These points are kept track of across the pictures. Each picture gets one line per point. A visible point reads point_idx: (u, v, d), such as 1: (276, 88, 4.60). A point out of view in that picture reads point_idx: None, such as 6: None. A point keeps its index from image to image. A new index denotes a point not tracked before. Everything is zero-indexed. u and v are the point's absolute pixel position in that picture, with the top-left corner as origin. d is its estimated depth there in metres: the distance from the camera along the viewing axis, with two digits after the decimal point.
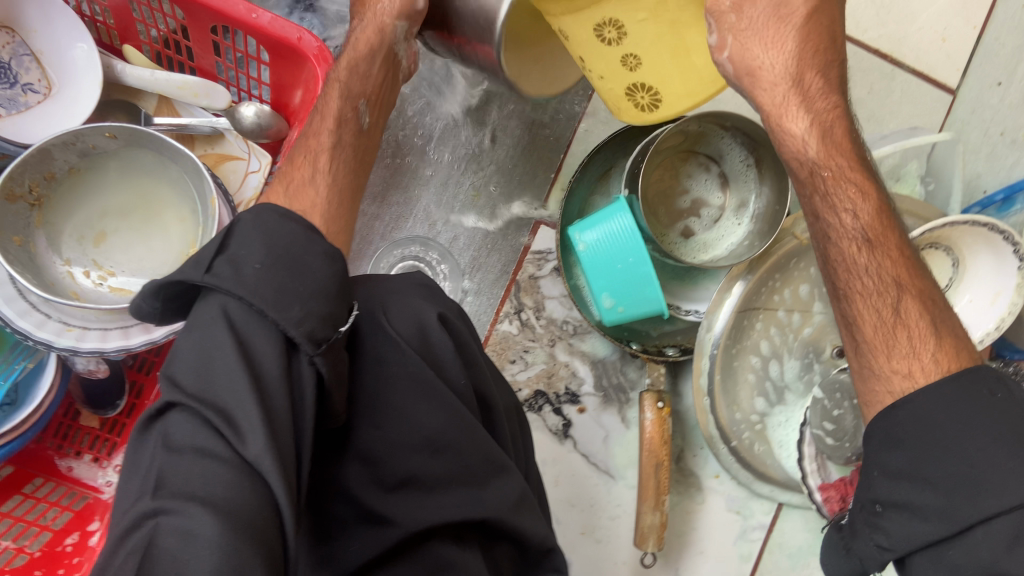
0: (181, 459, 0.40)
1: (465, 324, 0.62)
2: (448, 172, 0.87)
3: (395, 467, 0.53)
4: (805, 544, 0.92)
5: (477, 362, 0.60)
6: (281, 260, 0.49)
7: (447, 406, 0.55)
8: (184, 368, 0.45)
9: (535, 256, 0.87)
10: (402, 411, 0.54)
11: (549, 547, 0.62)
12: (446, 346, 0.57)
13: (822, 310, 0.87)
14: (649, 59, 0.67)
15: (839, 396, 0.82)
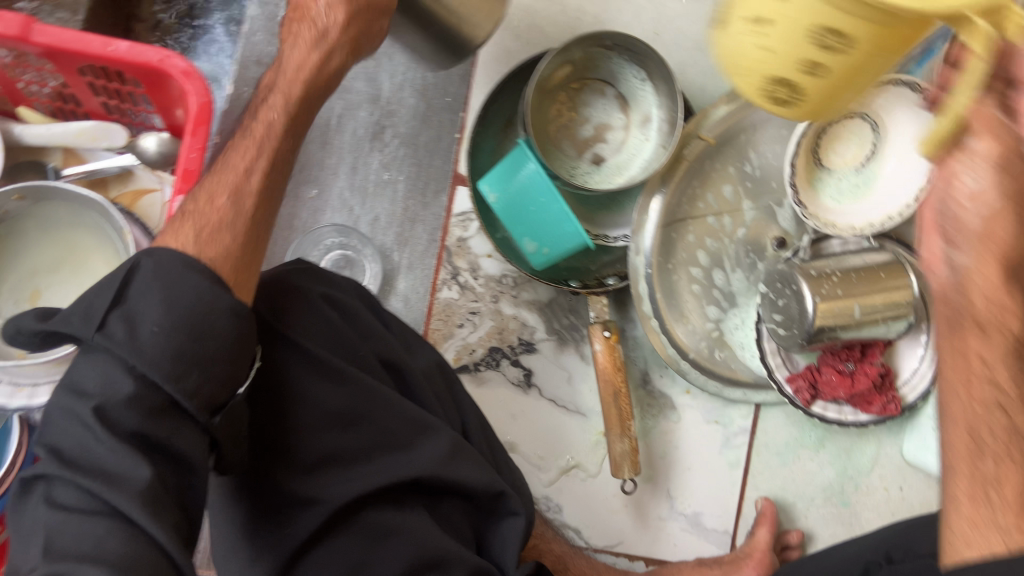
0: (64, 525, 0.43)
1: (359, 296, 0.64)
2: (354, 156, 0.88)
3: (311, 450, 0.55)
4: (791, 439, 0.92)
5: (376, 330, 0.62)
6: (179, 319, 0.49)
7: (350, 379, 0.57)
8: (68, 439, 0.46)
9: (459, 218, 0.88)
10: (306, 396, 0.56)
11: (496, 490, 0.65)
12: (336, 322, 0.59)
13: (752, 206, 0.86)
14: (837, 65, 0.41)
15: (780, 285, 0.81)
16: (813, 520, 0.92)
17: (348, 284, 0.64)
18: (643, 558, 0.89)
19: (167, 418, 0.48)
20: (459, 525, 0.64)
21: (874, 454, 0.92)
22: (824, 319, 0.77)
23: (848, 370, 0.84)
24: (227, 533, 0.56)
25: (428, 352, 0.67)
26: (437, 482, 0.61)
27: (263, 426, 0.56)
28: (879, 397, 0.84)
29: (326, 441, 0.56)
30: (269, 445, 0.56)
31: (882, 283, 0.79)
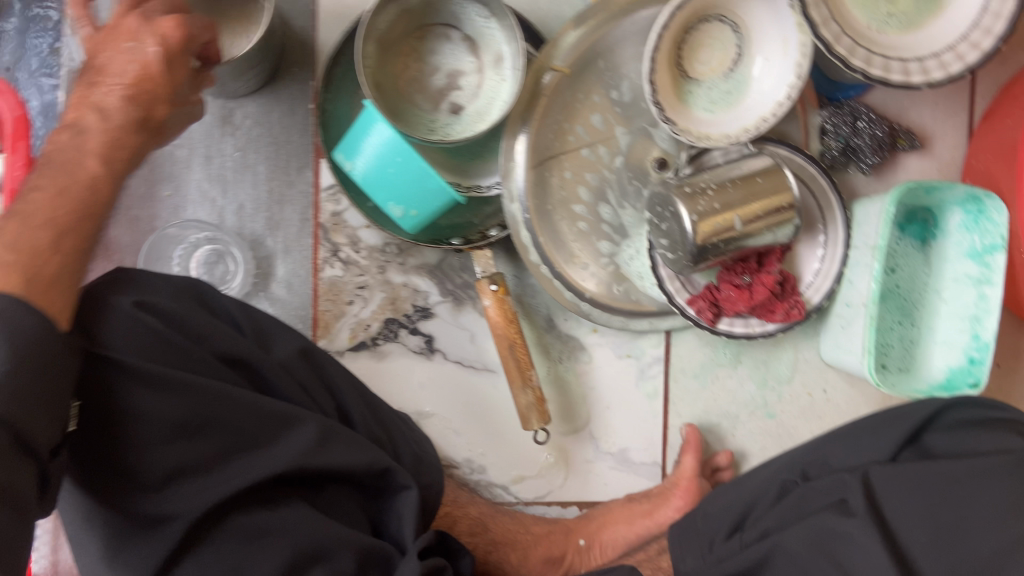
0: None
1: (192, 298, 0.61)
2: (206, 145, 0.83)
3: (156, 465, 0.53)
4: (707, 360, 0.90)
5: (212, 330, 0.60)
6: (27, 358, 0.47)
7: (183, 386, 0.55)
8: None
9: (328, 192, 0.84)
10: (139, 411, 0.53)
11: (380, 467, 0.63)
12: (160, 329, 0.57)
13: (625, 131, 0.82)
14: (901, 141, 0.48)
15: (661, 208, 0.78)
16: (741, 437, 0.91)
17: (179, 287, 0.62)
18: (575, 502, 0.89)
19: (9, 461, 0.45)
20: (349, 510, 0.63)
21: (792, 362, 0.90)
22: (705, 236, 0.74)
23: (745, 282, 0.81)
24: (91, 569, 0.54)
25: (282, 342, 0.65)
26: (311, 473, 0.59)
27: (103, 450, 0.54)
28: (782, 305, 0.82)
29: (169, 454, 0.54)
30: (112, 471, 0.53)
31: (763, 188, 0.76)
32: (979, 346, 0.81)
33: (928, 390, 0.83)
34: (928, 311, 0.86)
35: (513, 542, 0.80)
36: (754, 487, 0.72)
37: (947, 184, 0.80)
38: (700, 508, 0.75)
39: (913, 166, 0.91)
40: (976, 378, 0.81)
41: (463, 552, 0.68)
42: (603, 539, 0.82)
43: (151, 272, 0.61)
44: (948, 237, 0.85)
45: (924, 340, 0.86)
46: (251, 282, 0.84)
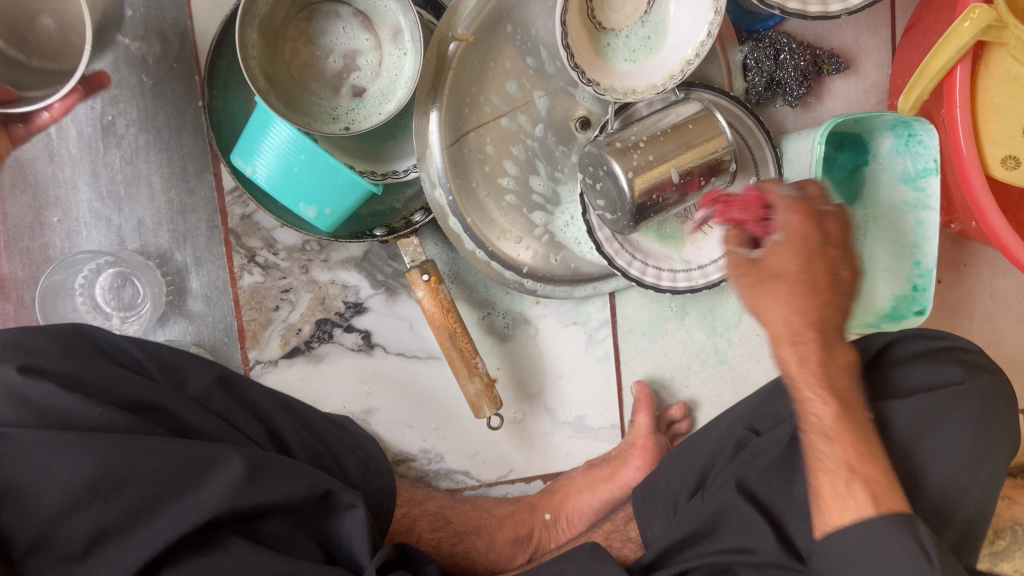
0: None
1: (83, 351, 0.58)
2: (90, 161, 0.76)
3: (70, 535, 0.50)
4: (654, 316, 0.88)
5: (111, 381, 0.56)
6: None
7: (85, 445, 0.51)
8: None
9: (234, 195, 0.78)
10: (42, 480, 0.50)
11: (321, 491, 0.60)
12: (53, 392, 0.53)
13: (543, 94, 0.78)
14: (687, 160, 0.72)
15: (594, 167, 0.74)
16: (696, 387, 0.90)
17: (70, 338, 0.59)
18: (539, 476, 0.87)
19: None
20: (298, 540, 0.59)
21: (738, 306, 0.89)
22: (643, 191, 0.71)
23: None
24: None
25: (195, 377, 0.62)
26: (247, 511, 0.56)
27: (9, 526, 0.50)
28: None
29: (85, 519, 0.50)
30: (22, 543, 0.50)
31: (696, 138, 0.72)
32: (921, 273, 0.81)
33: (873, 322, 0.84)
34: (864, 239, 0.84)
35: (479, 530, 0.78)
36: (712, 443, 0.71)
37: (876, 112, 0.77)
38: (661, 470, 0.74)
39: (841, 90, 0.88)
40: (921, 306, 0.81)
41: (429, 560, 0.67)
42: (568, 511, 0.82)
43: (38, 327, 0.58)
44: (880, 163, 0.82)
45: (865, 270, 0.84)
46: (166, 301, 0.78)
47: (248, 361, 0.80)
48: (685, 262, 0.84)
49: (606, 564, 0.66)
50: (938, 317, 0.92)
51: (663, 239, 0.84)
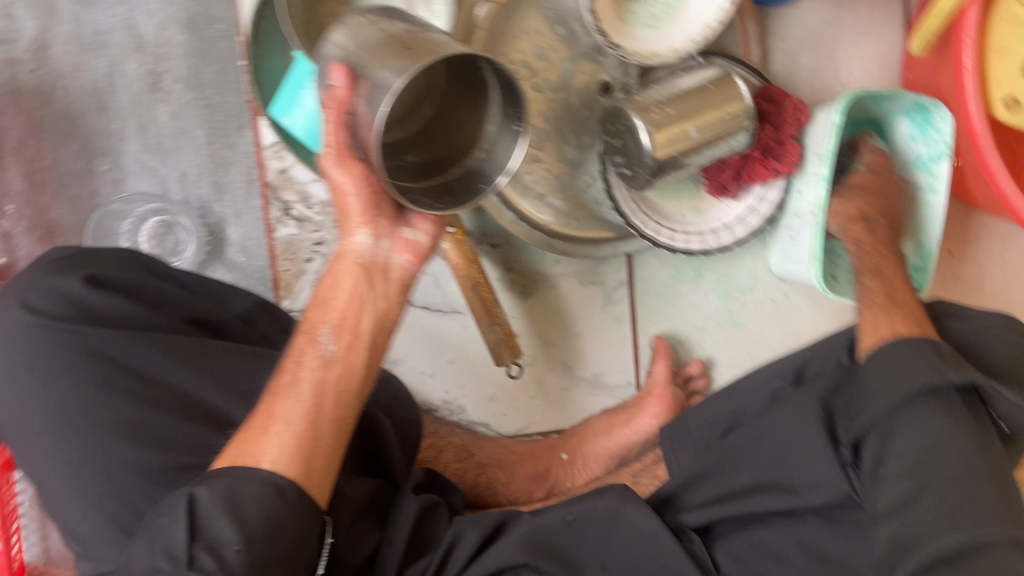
0: (246, 543, 0.49)
1: (132, 266, 0.62)
2: (139, 113, 0.80)
3: (174, 432, 0.56)
4: (670, 279, 0.91)
5: (164, 297, 0.62)
6: (314, 397, 0.54)
7: (167, 342, 0.58)
8: (236, 532, 0.49)
9: (273, 150, 0.82)
10: (141, 371, 0.57)
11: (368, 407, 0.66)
12: (114, 304, 0.59)
13: (569, 55, 0.82)
14: (718, 108, 0.76)
15: (613, 125, 0.78)
16: (710, 348, 0.93)
17: (132, 259, 0.63)
18: (555, 430, 0.90)
19: (259, 488, 0.50)
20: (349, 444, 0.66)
21: (752, 271, 0.92)
22: (664, 147, 0.75)
23: (738, 182, 0.84)
24: (102, 539, 0.54)
25: (244, 295, 0.67)
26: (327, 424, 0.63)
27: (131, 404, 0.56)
28: (769, 172, 0.83)
29: (191, 405, 0.57)
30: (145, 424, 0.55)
31: (715, 98, 0.76)
32: (924, 253, 0.85)
33: None
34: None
35: (500, 463, 0.82)
36: (748, 391, 0.73)
37: (895, 93, 0.80)
38: (691, 414, 0.75)
39: (856, 60, 0.90)
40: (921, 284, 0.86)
41: (452, 488, 0.71)
42: (584, 453, 0.84)
43: (90, 247, 0.63)
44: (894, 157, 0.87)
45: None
46: (206, 250, 0.83)
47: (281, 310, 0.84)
48: (697, 212, 0.88)
49: (632, 504, 0.67)
50: (945, 287, 0.95)
51: (676, 198, 0.88)
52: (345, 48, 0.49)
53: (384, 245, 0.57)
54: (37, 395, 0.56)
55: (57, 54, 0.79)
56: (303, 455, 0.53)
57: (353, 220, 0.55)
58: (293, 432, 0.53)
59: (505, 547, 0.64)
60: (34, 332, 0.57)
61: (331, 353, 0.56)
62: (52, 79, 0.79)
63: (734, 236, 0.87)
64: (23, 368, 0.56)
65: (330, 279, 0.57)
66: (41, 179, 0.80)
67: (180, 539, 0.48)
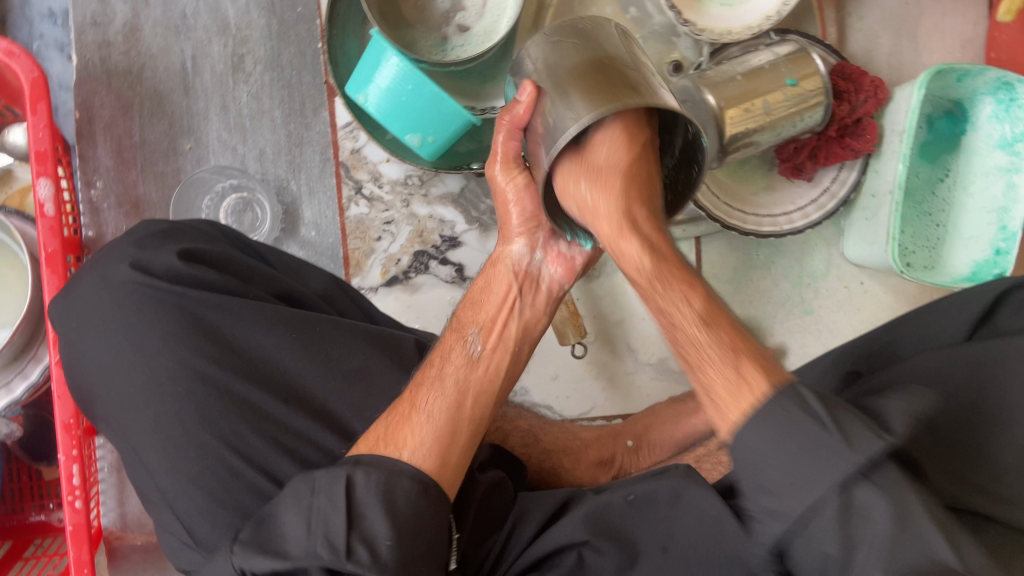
0: (406, 532, 0.44)
1: (217, 242, 0.62)
2: (221, 94, 0.84)
3: (266, 401, 0.54)
4: (741, 264, 0.90)
5: (252, 268, 0.61)
6: (458, 395, 0.53)
7: (261, 306, 0.57)
8: (383, 534, 0.43)
9: (346, 130, 0.85)
10: (244, 338, 0.55)
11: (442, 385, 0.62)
12: (207, 273, 0.57)
13: (639, 37, 0.83)
14: (800, 86, 0.75)
15: (685, 103, 0.78)
16: (782, 335, 0.90)
17: (213, 234, 0.63)
18: (620, 415, 0.89)
19: (400, 481, 0.46)
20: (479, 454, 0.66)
21: (826, 257, 0.90)
22: (737, 123, 0.74)
23: (812, 163, 0.82)
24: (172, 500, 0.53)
25: (320, 272, 0.67)
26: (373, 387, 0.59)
27: (230, 373, 0.54)
28: (847, 152, 0.81)
29: (282, 374, 0.55)
30: (243, 391, 0.54)
31: (791, 74, 0.75)
32: (1006, 236, 0.80)
33: (951, 283, 0.83)
34: (953, 209, 0.85)
35: (565, 450, 0.79)
36: (818, 376, 0.68)
37: (979, 69, 0.77)
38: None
39: (939, 40, 0.88)
40: (1002, 268, 0.80)
41: (518, 466, 0.70)
42: (651, 439, 0.82)
43: (181, 220, 0.63)
44: (975, 138, 0.83)
45: (949, 237, 0.85)
46: (281, 227, 0.84)
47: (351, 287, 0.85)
48: (769, 189, 0.87)
49: (699, 483, 0.59)
50: None
51: (750, 183, 0.87)
52: (538, 71, 0.51)
53: (537, 257, 0.61)
54: (128, 359, 0.54)
55: (148, 37, 0.83)
56: (438, 448, 0.50)
57: (511, 228, 0.60)
58: (433, 424, 0.50)
59: (566, 525, 0.61)
60: (132, 297, 0.55)
61: (478, 354, 0.56)
62: (142, 62, 0.83)
63: (808, 218, 0.84)
64: (114, 334, 0.55)
65: (484, 283, 0.61)
66: (128, 156, 0.83)
67: (340, 526, 0.43)
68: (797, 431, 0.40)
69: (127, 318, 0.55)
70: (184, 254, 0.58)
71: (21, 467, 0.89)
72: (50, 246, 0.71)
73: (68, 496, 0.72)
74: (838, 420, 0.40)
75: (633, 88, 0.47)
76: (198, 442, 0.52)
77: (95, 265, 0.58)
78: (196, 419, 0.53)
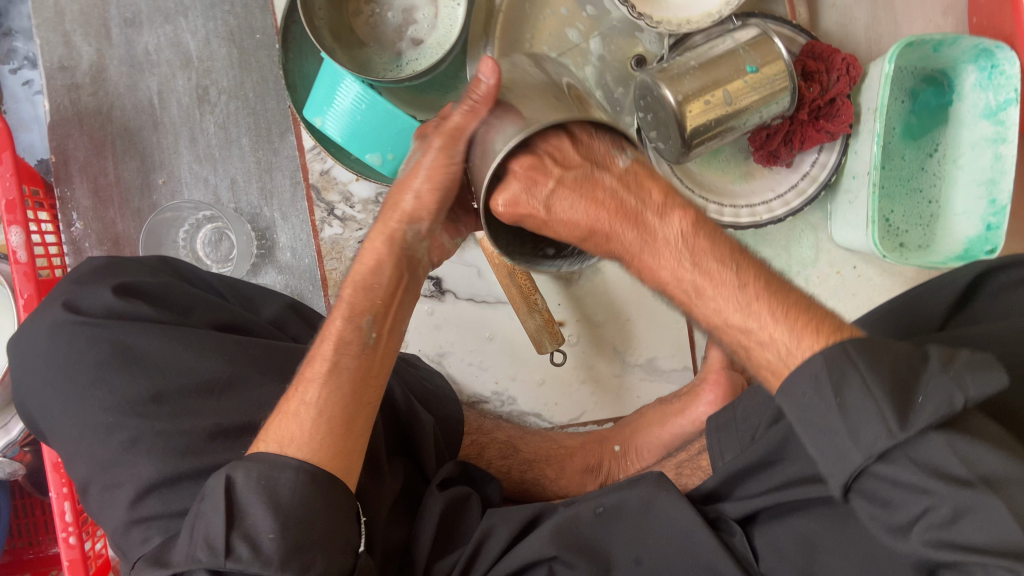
0: (290, 525, 0.47)
1: (162, 277, 0.63)
2: (188, 126, 0.85)
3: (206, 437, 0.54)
4: None
5: (194, 301, 0.62)
6: (351, 381, 0.53)
7: (201, 338, 0.58)
8: (262, 525, 0.46)
9: (313, 152, 0.85)
10: (182, 368, 0.56)
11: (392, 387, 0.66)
12: (145, 309, 0.58)
13: (598, 33, 0.81)
14: (761, 74, 0.72)
15: (646, 99, 0.76)
16: None
17: (158, 269, 0.64)
18: (610, 418, 0.88)
19: (283, 472, 0.48)
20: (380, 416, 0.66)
21: (814, 243, 0.87)
22: (698, 117, 0.71)
23: (787, 147, 0.79)
24: (127, 540, 0.53)
25: (270, 298, 0.69)
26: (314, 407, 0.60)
27: (174, 407, 0.55)
28: (822, 134, 0.77)
29: (226, 407, 0.56)
30: (189, 425, 0.54)
31: (751, 61, 0.72)
32: (996, 211, 0.77)
33: (943, 263, 0.79)
34: (945, 183, 0.81)
35: (548, 459, 0.79)
36: None
37: (954, 37, 0.74)
38: (740, 401, 0.64)
39: (917, 9, 0.84)
40: (994, 244, 0.77)
41: (490, 479, 0.70)
42: (638, 443, 0.80)
43: (123, 258, 0.64)
44: (960, 109, 0.79)
45: (942, 214, 0.81)
46: (257, 254, 0.85)
47: (330, 308, 0.85)
48: (745, 177, 0.84)
49: (668, 492, 0.61)
50: None
51: (725, 173, 0.84)
52: (505, 65, 0.51)
53: (424, 243, 0.56)
54: (76, 401, 0.55)
55: (114, 76, 0.85)
56: (330, 437, 0.51)
57: (408, 209, 0.53)
58: (323, 415, 0.51)
59: (535, 541, 0.60)
60: (70, 332, 0.57)
61: (374, 340, 0.55)
62: (111, 102, 0.85)
63: (788, 206, 0.82)
64: (64, 378, 0.56)
65: (369, 260, 0.55)
66: (106, 195, 0.85)
67: (217, 527, 0.46)
68: (814, 404, 0.42)
69: (71, 359, 0.56)
70: (125, 293, 0.59)
71: (33, 502, 0.92)
72: (25, 292, 0.74)
73: (61, 533, 0.75)
74: (841, 387, 0.41)
75: (587, 108, 0.48)
76: (148, 480, 0.53)
77: (39, 309, 0.59)
78: (143, 455, 0.53)
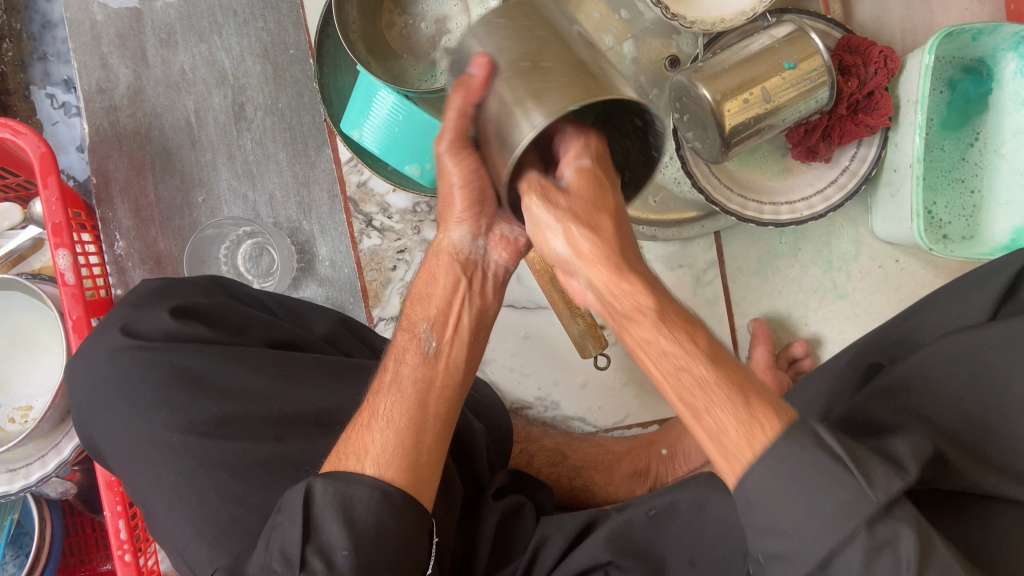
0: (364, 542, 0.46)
1: (214, 296, 0.64)
2: (226, 143, 0.86)
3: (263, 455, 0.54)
4: (766, 254, 0.87)
5: (246, 319, 0.62)
6: (420, 396, 0.53)
7: (257, 356, 0.58)
8: (340, 538, 0.45)
9: (350, 165, 0.85)
10: (238, 387, 0.57)
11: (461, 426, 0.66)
12: (199, 329, 0.59)
13: (630, 35, 0.81)
14: (798, 71, 0.71)
15: (682, 99, 0.75)
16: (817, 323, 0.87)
17: (210, 288, 0.65)
18: (655, 420, 0.87)
19: (359, 487, 0.47)
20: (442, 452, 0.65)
21: (854, 238, 0.86)
22: (736, 116, 0.71)
23: (828, 142, 0.78)
24: (192, 559, 0.54)
25: (317, 312, 0.69)
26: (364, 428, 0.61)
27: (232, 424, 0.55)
28: (862, 128, 0.77)
29: (283, 422, 0.56)
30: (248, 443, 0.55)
31: (789, 57, 0.71)
32: None
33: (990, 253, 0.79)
34: (987, 172, 0.80)
35: (597, 465, 0.78)
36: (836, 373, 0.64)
37: (995, 25, 0.73)
38: None
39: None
40: None
41: (541, 487, 0.70)
42: (685, 445, 0.80)
43: (175, 279, 0.65)
44: (1002, 98, 0.78)
45: (986, 203, 0.80)
46: (298, 268, 0.85)
47: (372, 318, 0.85)
48: (783, 172, 0.84)
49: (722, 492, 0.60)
50: None
51: (763, 170, 0.84)
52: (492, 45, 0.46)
53: (482, 242, 0.57)
54: (136, 423, 0.56)
55: (151, 96, 0.86)
56: (405, 454, 0.50)
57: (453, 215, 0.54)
58: (394, 429, 0.51)
59: (589, 546, 0.60)
60: (128, 356, 0.57)
61: (434, 349, 0.55)
62: (150, 122, 0.86)
63: (829, 201, 0.81)
64: (124, 401, 0.57)
65: (427, 274, 0.57)
66: (147, 215, 0.86)
67: (291, 538, 0.46)
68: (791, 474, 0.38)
69: (130, 381, 0.57)
70: (179, 313, 0.60)
71: (83, 520, 0.93)
72: (76, 312, 0.75)
73: (117, 551, 0.75)
74: (862, 464, 0.38)
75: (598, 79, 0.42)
76: (212, 498, 0.53)
77: (95, 334, 0.60)
78: (205, 474, 0.54)
